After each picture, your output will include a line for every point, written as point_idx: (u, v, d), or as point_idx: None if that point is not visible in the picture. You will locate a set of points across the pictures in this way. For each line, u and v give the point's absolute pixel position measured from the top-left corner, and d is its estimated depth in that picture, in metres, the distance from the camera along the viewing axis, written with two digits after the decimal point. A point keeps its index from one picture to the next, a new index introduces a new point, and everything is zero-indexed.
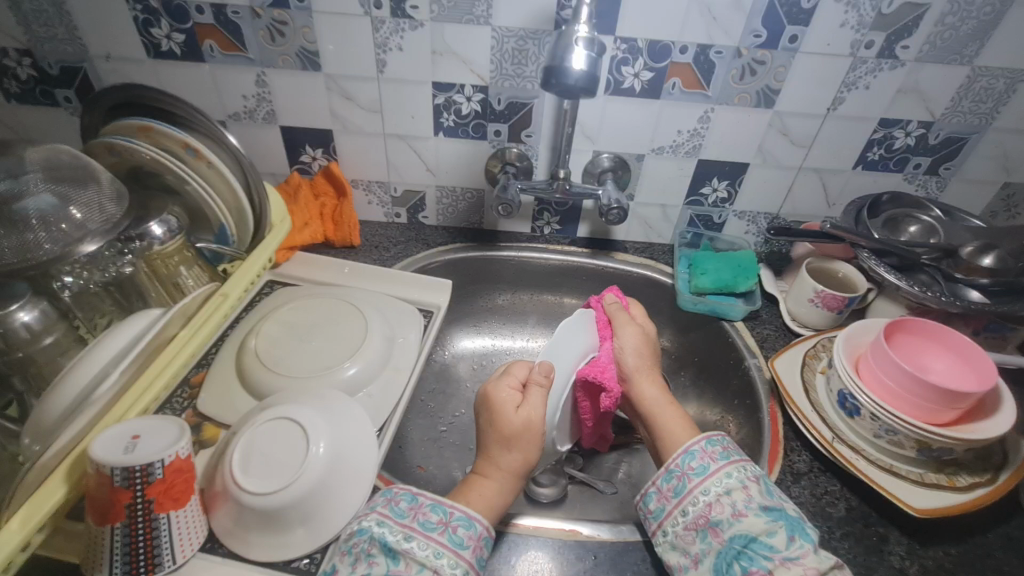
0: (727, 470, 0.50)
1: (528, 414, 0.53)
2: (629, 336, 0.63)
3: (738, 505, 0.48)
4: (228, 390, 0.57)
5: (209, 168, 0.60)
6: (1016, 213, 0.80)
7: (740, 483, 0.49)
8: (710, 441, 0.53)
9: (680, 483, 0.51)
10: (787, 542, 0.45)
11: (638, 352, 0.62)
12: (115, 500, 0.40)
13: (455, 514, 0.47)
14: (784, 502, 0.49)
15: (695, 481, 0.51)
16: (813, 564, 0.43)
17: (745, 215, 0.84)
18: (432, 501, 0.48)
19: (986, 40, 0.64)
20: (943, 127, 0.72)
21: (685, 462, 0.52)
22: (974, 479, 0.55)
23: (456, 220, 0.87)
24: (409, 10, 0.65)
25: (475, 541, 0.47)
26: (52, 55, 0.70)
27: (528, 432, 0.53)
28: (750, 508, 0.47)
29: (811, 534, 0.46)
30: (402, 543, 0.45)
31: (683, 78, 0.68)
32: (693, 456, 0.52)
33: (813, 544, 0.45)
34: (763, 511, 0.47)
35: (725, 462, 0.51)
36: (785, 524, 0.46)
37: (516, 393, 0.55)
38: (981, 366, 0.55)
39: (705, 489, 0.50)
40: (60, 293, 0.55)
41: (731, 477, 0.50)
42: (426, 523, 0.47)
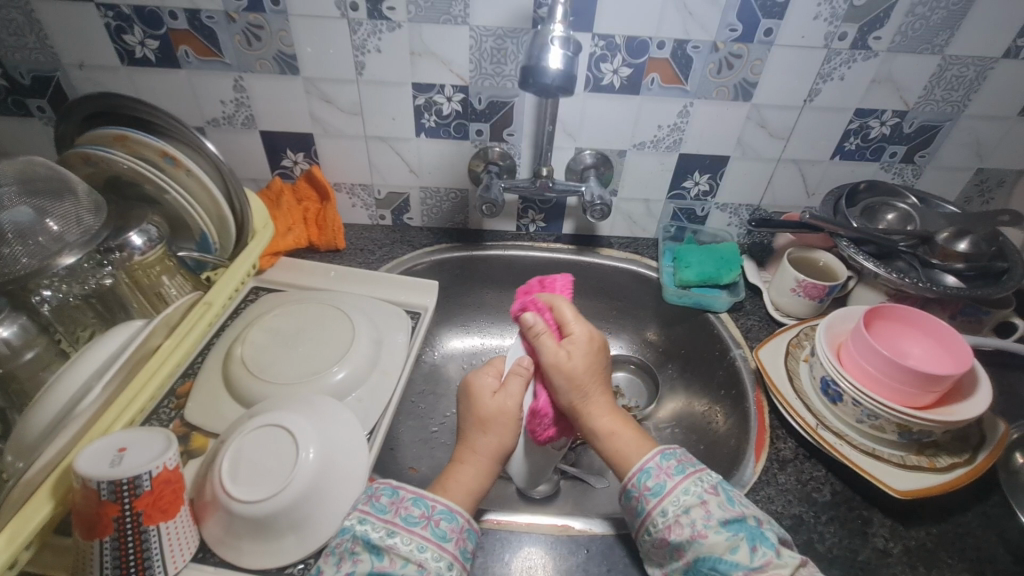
0: (683, 486, 0.49)
1: (503, 400, 0.55)
2: (559, 358, 0.56)
3: (696, 525, 0.47)
4: (215, 398, 0.57)
5: (189, 177, 0.60)
6: (989, 198, 0.81)
7: (698, 499, 0.48)
8: (664, 456, 0.52)
9: (640, 503, 0.50)
10: (750, 554, 0.45)
11: (587, 358, 0.56)
12: (102, 514, 0.40)
13: (437, 507, 0.48)
14: (744, 509, 0.48)
15: (653, 502, 0.49)
16: (776, 570, 0.44)
17: (727, 207, 0.85)
18: (413, 495, 0.48)
19: (955, 29, 0.65)
20: (917, 116, 0.73)
21: (641, 481, 0.50)
22: (953, 460, 0.56)
23: (441, 221, 0.87)
24: (386, 11, 0.65)
25: (459, 533, 0.47)
26: (22, 64, 0.68)
27: (501, 416, 0.55)
28: (710, 526, 0.46)
29: (769, 538, 0.46)
30: (385, 539, 0.45)
31: (661, 73, 0.69)
32: (649, 475, 0.50)
33: (774, 548, 0.46)
34: (722, 528, 0.46)
35: (681, 477, 0.50)
36: (745, 536, 0.46)
37: (494, 381, 0.58)
38: (956, 349, 0.56)
39: (662, 510, 0.48)
40: (39, 307, 0.54)
41: (688, 493, 0.49)
42: (408, 517, 0.47)
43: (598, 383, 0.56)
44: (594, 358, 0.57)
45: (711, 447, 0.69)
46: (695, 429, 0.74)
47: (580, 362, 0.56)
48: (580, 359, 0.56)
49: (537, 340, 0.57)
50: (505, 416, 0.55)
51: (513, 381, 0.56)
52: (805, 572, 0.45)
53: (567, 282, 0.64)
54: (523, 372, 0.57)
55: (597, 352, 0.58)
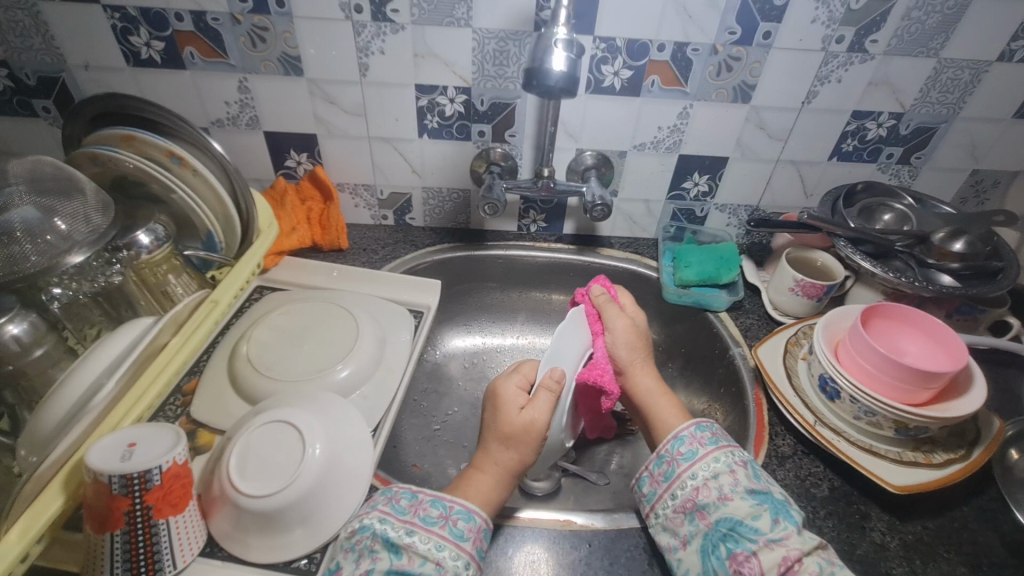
0: (714, 455, 0.52)
1: (532, 416, 0.54)
2: (624, 327, 0.60)
3: (724, 489, 0.49)
4: (220, 396, 0.58)
5: (195, 176, 0.60)
6: (984, 198, 0.83)
7: (727, 467, 0.50)
8: (698, 427, 0.54)
9: (670, 467, 0.53)
10: (771, 524, 0.46)
11: (630, 345, 0.60)
12: (113, 508, 0.40)
13: (454, 508, 0.49)
14: (769, 486, 0.50)
15: (684, 465, 0.52)
16: (796, 545, 0.45)
17: (726, 208, 0.86)
18: (432, 497, 0.49)
19: (950, 32, 0.66)
20: (913, 117, 0.74)
21: (674, 447, 0.54)
22: (949, 456, 0.57)
23: (443, 221, 0.87)
24: (390, 13, 0.65)
25: (475, 533, 0.48)
26: (28, 65, 0.69)
27: (528, 432, 0.54)
28: (736, 492, 0.49)
29: (793, 516, 0.47)
30: (404, 537, 0.46)
31: (661, 75, 0.70)
32: (682, 441, 0.53)
33: (797, 525, 0.47)
34: (747, 495, 0.48)
35: (713, 447, 0.52)
36: (770, 507, 0.47)
37: (523, 397, 0.56)
38: (951, 346, 0.57)
39: (693, 474, 0.51)
40: (48, 304, 0.54)
41: (719, 461, 0.51)
42: (427, 517, 0.48)
43: (647, 356, 0.62)
44: (648, 335, 0.63)
45: None
46: None
47: (637, 331, 0.61)
48: (623, 345, 0.60)
49: (604, 309, 0.61)
50: (521, 428, 0.54)
51: (542, 396, 0.54)
52: (821, 556, 0.45)
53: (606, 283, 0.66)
54: (552, 387, 0.54)
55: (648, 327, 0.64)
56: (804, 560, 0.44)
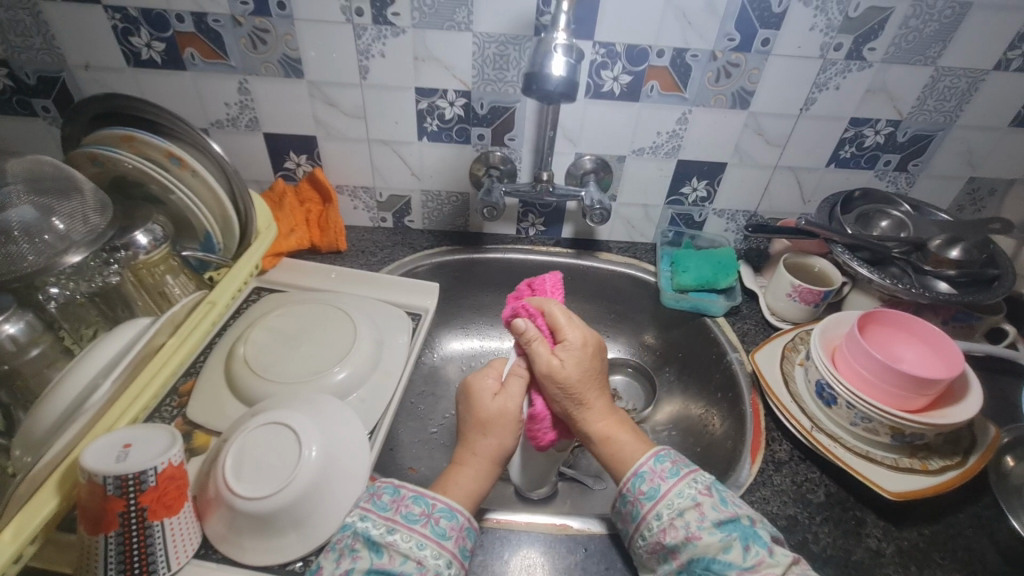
0: (677, 489, 0.50)
1: (504, 402, 0.55)
2: (553, 376, 0.54)
3: (691, 527, 0.48)
4: (217, 397, 0.57)
5: (193, 177, 0.60)
6: (981, 206, 0.83)
7: (691, 501, 0.49)
8: (658, 459, 0.53)
9: (634, 508, 0.51)
10: (743, 553, 0.46)
11: (566, 394, 0.54)
12: (108, 509, 0.40)
13: (437, 506, 0.49)
14: (738, 509, 0.49)
15: (647, 506, 0.50)
16: (768, 570, 0.45)
17: (724, 213, 0.86)
18: (414, 493, 0.49)
19: (947, 41, 0.67)
20: (910, 125, 0.74)
21: (635, 485, 0.52)
22: (945, 462, 0.57)
23: (442, 224, 0.88)
24: (391, 17, 0.66)
25: (458, 531, 0.48)
26: (29, 64, 0.69)
27: (503, 418, 0.54)
28: (703, 528, 0.48)
29: (762, 537, 0.47)
30: (385, 536, 0.46)
31: (660, 81, 0.70)
32: (642, 479, 0.52)
33: (767, 547, 0.47)
34: (715, 529, 0.47)
35: (675, 480, 0.51)
36: (739, 536, 0.47)
37: (495, 382, 0.57)
38: (948, 353, 0.57)
39: (657, 514, 0.49)
40: (45, 304, 0.54)
41: (682, 496, 0.50)
42: (409, 515, 0.48)
43: (595, 387, 0.56)
44: (592, 368, 0.56)
45: (707, 449, 0.70)
46: (691, 431, 0.74)
47: (571, 372, 0.54)
48: (560, 393, 0.54)
49: (530, 347, 0.55)
50: (506, 418, 0.54)
51: (514, 383, 0.56)
52: (797, 572, 0.46)
53: (556, 282, 0.63)
54: (519, 372, 0.56)
55: (592, 357, 0.56)
56: None
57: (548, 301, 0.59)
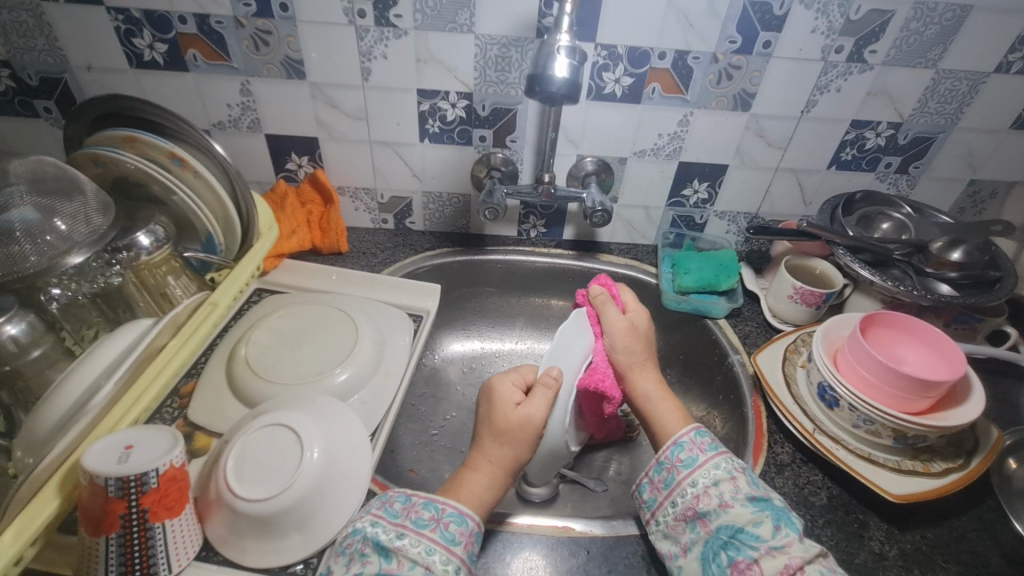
0: (715, 461, 0.52)
1: (528, 413, 0.54)
2: (622, 329, 0.60)
3: (724, 496, 0.49)
4: (218, 399, 0.57)
5: (196, 178, 0.60)
6: (982, 209, 0.83)
7: (727, 474, 0.51)
8: (699, 433, 0.55)
9: (670, 475, 0.53)
10: (772, 531, 0.46)
11: (628, 348, 0.60)
12: (109, 510, 0.40)
13: (447, 510, 0.48)
14: (769, 493, 0.50)
15: (684, 472, 0.52)
16: (797, 553, 0.45)
17: (725, 215, 0.86)
18: (425, 500, 0.49)
19: (948, 44, 0.67)
20: (911, 127, 0.75)
21: (674, 453, 0.54)
22: (948, 465, 0.57)
23: (443, 225, 0.88)
24: (393, 19, 0.66)
25: (468, 537, 0.48)
26: (31, 66, 0.69)
27: (523, 429, 0.53)
28: (737, 499, 0.49)
29: (795, 523, 0.47)
30: (394, 541, 0.46)
31: (662, 83, 0.70)
32: (682, 448, 0.54)
33: (797, 533, 0.47)
34: (747, 502, 0.49)
35: (714, 453, 0.53)
36: (771, 513, 0.48)
37: (519, 394, 0.56)
38: (950, 355, 0.57)
39: (693, 481, 0.51)
40: (47, 305, 0.54)
41: (719, 468, 0.52)
42: (419, 520, 0.47)
43: (646, 356, 0.61)
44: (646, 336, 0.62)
45: None
46: None
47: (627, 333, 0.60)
48: (622, 347, 0.60)
49: (601, 308, 0.62)
50: (528, 431, 0.53)
51: (540, 396, 0.54)
52: (823, 565, 0.45)
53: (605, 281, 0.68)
54: (551, 386, 0.54)
55: (646, 328, 0.63)
56: (806, 567, 0.44)
57: (618, 289, 0.66)
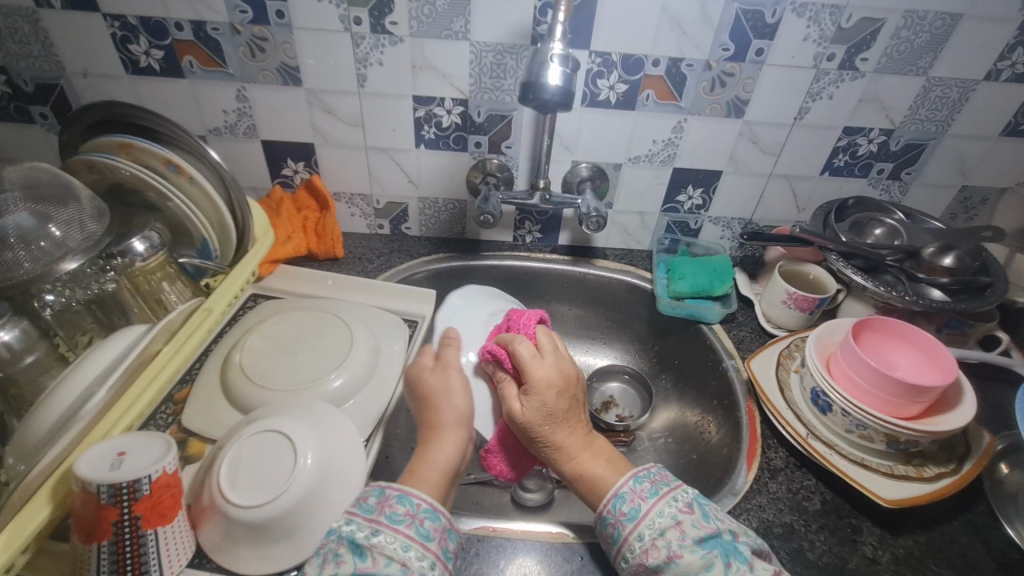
0: (657, 509, 0.49)
1: (443, 374, 0.59)
2: (515, 417, 0.56)
3: (672, 545, 0.46)
4: (213, 405, 0.57)
5: (192, 184, 0.61)
6: (973, 214, 0.84)
7: (672, 519, 0.48)
8: (636, 480, 0.51)
9: (615, 529, 0.49)
10: (725, 572, 0.44)
11: (524, 433, 0.56)
12: (101, 519, 0.40)
13: (422, 506, 0.47)
14: (720, 524, 0.47)
15: (629, 527, 0.48)
16: None
17: (720, 221, 0.86)
18: (398, 493, 0.47)
19: (938, 52, 0.68)
20: (902, 134, 0.75)
21: (616, 507, 0.50)
22: (940, 469, 0.57)
23: (439, 231, 0.88)
24: (388, 26, 0.66)
25: (440, 533, 0.46)
26: (27, 71, 0.69)
27: (445, 387, 0.58)
28: (685, 546, 0.46)
29: (744, 553, 0.45)
30: (369, 538, 0.43)
31: (656, 90, 0.71)
32: (623, 500, 0.50)
33: (747, 562, 0.44)
34: (696, 546, 0.45)
35: (654, 499, 0.49)
36: (720, 552, 0.45)
37: (429, 360, 0.61)
38: (942, 361, 0.57)
39: (639, 535, 0.48)
40: (41, 311, 0.55)
41: (662, 515, 0.48)
42: (392, 515, 0.45)
43: (561, 427, 0.55)
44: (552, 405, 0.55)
45: (703, 458, 0.70)
46: (687, 439, 0.75)
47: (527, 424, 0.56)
48: (522, 431, 0.56)
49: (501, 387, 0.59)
50: (450, 387, 0.58)
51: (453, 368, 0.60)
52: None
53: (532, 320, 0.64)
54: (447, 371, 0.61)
55: (558, 395, 0.55)
56: None
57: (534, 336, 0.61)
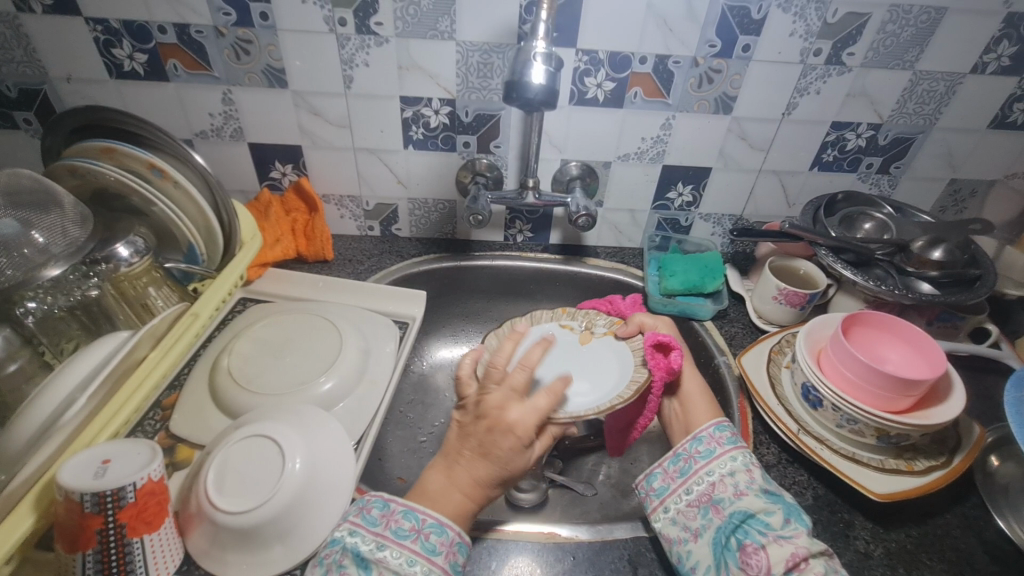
0: (731, 454, 0.53)
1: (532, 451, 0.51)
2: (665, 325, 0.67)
3: (739, 485, 0.51)
4: (201, 411, 0.57)
5: (175, 188, 0.60)
6: (963, 207, 0.84)
7: (743, 466, 0.52)
8: (719, 427, 0.56)
9: (687, 464, 0.54)
10: (783, 522, 0.47)
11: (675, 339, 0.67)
12: (85, 526, 0.40)
13: (427, 521, 0.47)
14: (781, 491, 0.51)
15: (701, 463, 0.54)
16: (805, 544, 0.45)
17: (710, 217, 0.86)
18: (404, 508, 0.47)
19: (924, 46, 0.68)
20: (891, 128, 0.75)
21: (692, 446, 0.55)
22: (931, 463, 0.57)
23: (429, 231, 0.88)
24: (373, 26, 0.66)
25: (449, 547, 0.46)
26: (10, 77, 0.69)
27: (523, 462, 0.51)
28: (751, 489, 0.50)
29: (806, 519, 0.47)
30: (374, 552, 0.45)
31: (644, 87, 0.71)
32: (701, 441, 0.55)
33: (807, 527, 0.47)
34: (762, 493, 0.49)
35: (731, 446, 0.54)
36: (783, 506, 0.48)
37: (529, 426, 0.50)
38: (932, 354, 0.57)
39: (709, 471, 0.53)
40: (22, 319, 0.53)
41: (736, 460, 0.53)
42: (398, 531, 0.46)
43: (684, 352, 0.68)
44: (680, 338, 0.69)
45: None
46: None
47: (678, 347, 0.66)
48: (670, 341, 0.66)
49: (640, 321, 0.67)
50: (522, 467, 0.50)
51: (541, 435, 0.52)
52: (825, 562, 0.45)
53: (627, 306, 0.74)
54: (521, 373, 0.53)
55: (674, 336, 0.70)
56: (810, 559, 0.44)
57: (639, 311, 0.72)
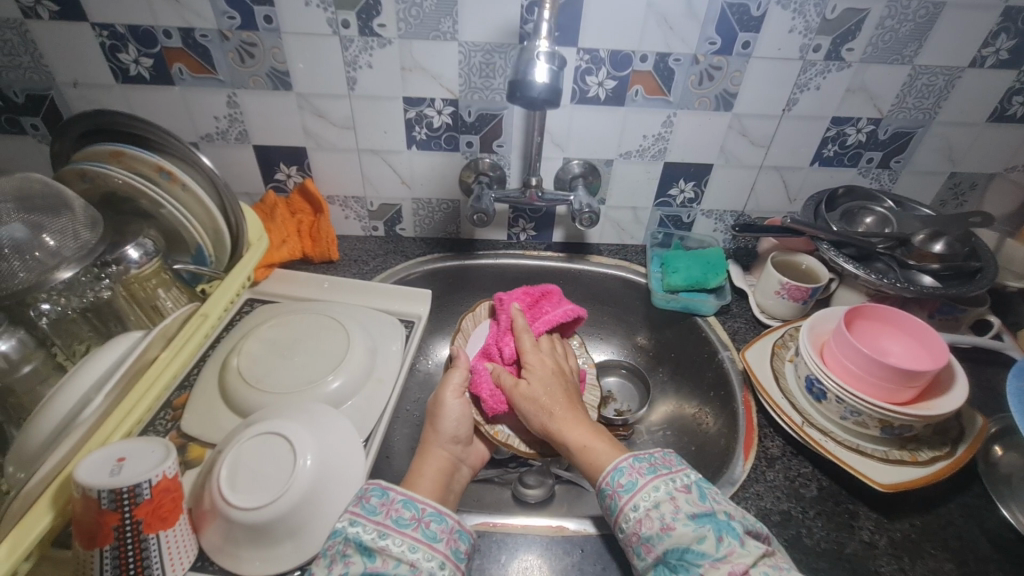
0: (653, 484, 0.49)
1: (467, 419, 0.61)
2: (535, 376, 0.62)
3: (665, 518, 0.47)
4: (212, 410, 0.58)
5: (184, 190, 0.61)
6: (963, 201, 0.84)
7: (667, 494, 0.48)
8: (637, 457, 0.52)
9: (612, 501, 0.50)
10: (716, 544, 0.45)
11: (545, 388, 0.60)
12: (103, 523, 0.40)
13: (427, 510, 0.48)
14: (715, 504, 0.48)
15: (625, 498, 0.49)
16: (740, 561, 0.44)
17: (712, 214, 0.87)
18: (404, 498, 0.48)
19: (923, 41, 0.68)
20: (891, 123, 0.76)
21: (615, 479, 0.51)
22: (934, 453, 0.58)
23: (433, 231, 0.88)
24: (377, 28, 0.67)
25: (449, 534, 0.47)
26: (17, 83, 0.69)
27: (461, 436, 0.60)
28: (678, 519, 0.46)
29: (737, 529, 0.46)
30: (377, 540, 0.45)
31: (644, 85, 0.71)
32: (621, 473, 0.50)
33: (740, 538, 0.45)
34: (689, 520, 0.46)
35: (652, 475, 0.50)
36: (713, 527, 0.46)
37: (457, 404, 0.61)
38: (934, 346, 0.58)
39: (634, 505, 0.48)
40: (36, 320, 0.54)
41: (658, 489, 0.49)
42: (399, 519, 0.47)
43: (569, 399, 0.60)
44: (553, 380, 0.62)
45: (702, 448, 0.70)
46: (686, 430, 0.74)
47: (544, 398, 0.59)
48: (535, 388, 0.60)
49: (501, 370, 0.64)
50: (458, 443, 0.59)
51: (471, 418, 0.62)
52: (767, 565, 0.44)
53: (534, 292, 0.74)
54: (462, 366, 0.64)
55: (556, 376, 0.63)
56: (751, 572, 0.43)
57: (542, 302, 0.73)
